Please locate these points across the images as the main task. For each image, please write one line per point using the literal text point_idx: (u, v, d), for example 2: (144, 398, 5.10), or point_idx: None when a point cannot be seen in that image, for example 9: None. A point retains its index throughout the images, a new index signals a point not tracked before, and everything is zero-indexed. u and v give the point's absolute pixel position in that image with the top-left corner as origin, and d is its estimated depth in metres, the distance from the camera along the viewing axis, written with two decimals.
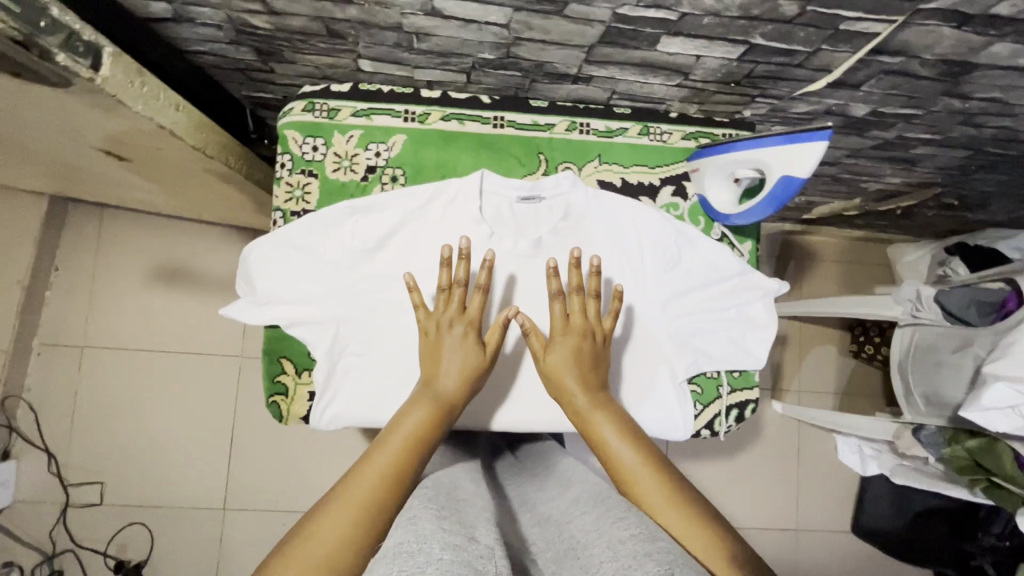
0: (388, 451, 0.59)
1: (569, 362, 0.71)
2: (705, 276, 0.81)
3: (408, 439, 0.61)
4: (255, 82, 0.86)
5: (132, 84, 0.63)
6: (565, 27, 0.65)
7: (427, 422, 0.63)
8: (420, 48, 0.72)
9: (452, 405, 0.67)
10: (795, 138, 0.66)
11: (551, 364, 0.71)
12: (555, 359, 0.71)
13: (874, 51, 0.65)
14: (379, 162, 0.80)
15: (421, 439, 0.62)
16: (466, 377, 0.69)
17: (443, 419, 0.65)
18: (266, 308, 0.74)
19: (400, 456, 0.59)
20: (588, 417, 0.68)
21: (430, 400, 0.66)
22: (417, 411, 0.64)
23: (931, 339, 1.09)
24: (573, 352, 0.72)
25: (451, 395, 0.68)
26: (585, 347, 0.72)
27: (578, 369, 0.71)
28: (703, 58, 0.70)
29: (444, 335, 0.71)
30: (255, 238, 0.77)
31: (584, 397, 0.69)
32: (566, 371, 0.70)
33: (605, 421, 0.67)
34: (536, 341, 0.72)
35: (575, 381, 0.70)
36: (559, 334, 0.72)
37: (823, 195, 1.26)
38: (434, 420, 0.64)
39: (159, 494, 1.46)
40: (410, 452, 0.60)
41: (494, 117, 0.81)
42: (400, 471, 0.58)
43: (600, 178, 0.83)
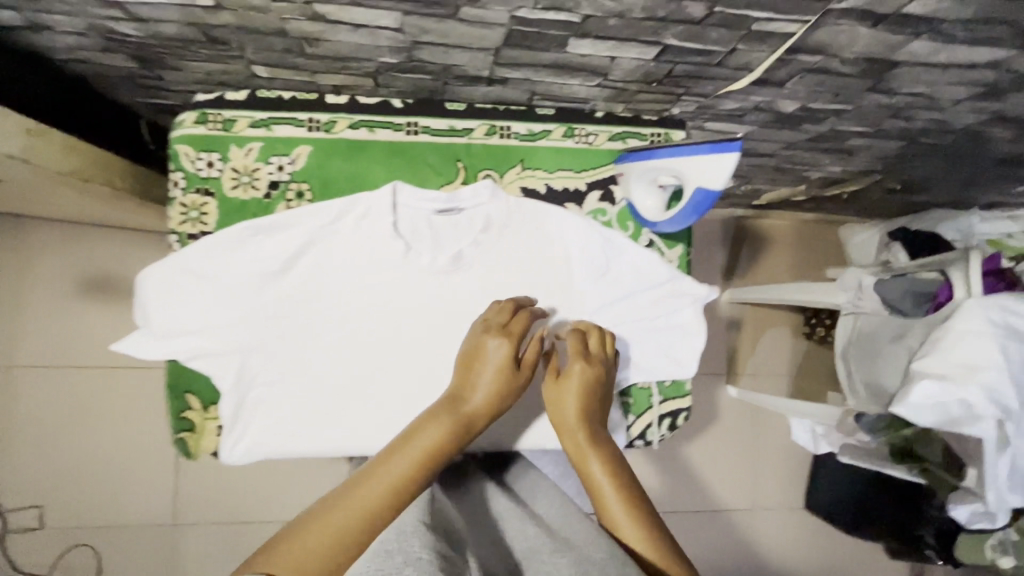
0: (396, 463, 0.58)
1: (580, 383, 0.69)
2: (635, 284, 0.78)
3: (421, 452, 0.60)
4: (146, 90, 0.78)
5: None
6: (463, 30, 0.59)
7: (441, 441, 0.62)
8: (314, 53, 0.66)
9: (470, 426, 0.65)
10: (721, 146, 0.63)
11: (564, 386, 0.70)
12: (569, 383, 0.70)
13: (792, 49, 0.61)
14: (282, 177, 0.73)
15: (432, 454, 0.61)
16: (497, 389, 0.68)
17: (460, 438, 0.64)
18: (164, 341, 0.69)
19: (406, 470, 0.58)
20: (582, 443, 0.67)
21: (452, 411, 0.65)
22: (433, 428, 0.62)
23: (871, 327, 1.09)
24: (587, 380, 0.70)
25: (477, 407, 0.66)
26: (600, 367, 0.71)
27: (586, 398, 0.69)
28: (618, 59, 0.65)
29: (478, 343, 0.69)
30: (151, 265, 0.71)
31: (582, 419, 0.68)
32: (574, 398, 0.69)
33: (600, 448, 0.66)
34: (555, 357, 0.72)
35: (578, 400, 0.69)
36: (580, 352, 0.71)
37: (769, 184, 1.24)
38: (450, 435, 0.63)
39: (104, 514, 1.41)
40: (417, 470, 0.59)
41: (406, 123, 0.76)
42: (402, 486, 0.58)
43: (522, 185, 0.79)
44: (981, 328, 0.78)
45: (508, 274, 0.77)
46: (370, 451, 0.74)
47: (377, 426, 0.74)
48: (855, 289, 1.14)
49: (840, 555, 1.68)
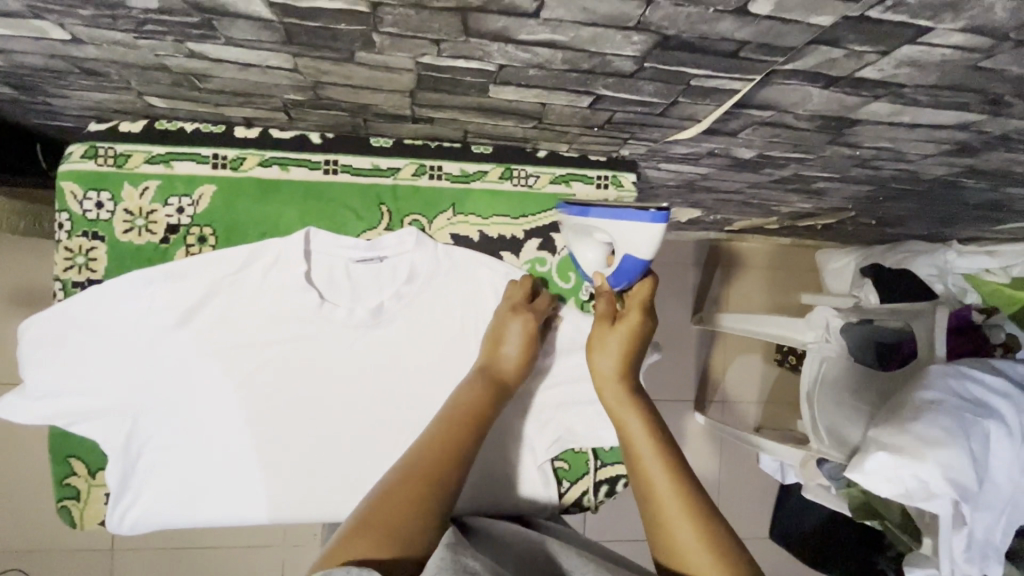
0: (441, 433, 0.59)
1: (621, 351, 0.66)
2: (569, 329, 0.72)
3: (463, 418, 0.61)
4: (37, 114, 0.70)
5: None
6: (367, 73, 0.52)
7: (479, 403, 0.63)
8: (208, 88, 0.58)
9: (506, 391, 0.66)
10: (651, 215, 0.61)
11: (606, 343, 0.67)
12: (610, 340, 0.67)
13: (739, 105, 0.54)
14: (182, 220, 0.66)
15: (473, 421, 0.61)
16: (529, 358, 0.67)
17: (498, 402, 0.64)
18: (42, 403, 0.62)
19: (450, 436, 0.59)
20: (619, 411, 0.65)
21: (485, 380, 0.65)
22: (469, 392, 0.64)
23: (837, 373, 1.04)
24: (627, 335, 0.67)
25: (511, 375, 0.66)
26: (645, 330, 0.68)
27: (627, 354, 0.67)
28: (550, 105, 0.58)
29: (509, 316, 0.67)
30: (32, 315, 0.64)
31: (620, 387, 0.66)
32: (616, 354, 0.66)
33: (638, 418, 0.64)
34: (605, 304, 0.68)
35: (618, 368, 0.66)
36: (630, 307, 0.68)
37: (738, 214, 1.18)
38: (487, 401, 0.63)
39: (35, 540, 1.33)
40: (462, 432, 0.60)
41: (325, 161, 0.69)
42: (457, 451, 0.58)
43: (454, 231, 0.72)
44: (940, 397, 0.76)
45: (432, 327, 0.70)
46: (277, 519, 0.68)
47: (284, 494, 0.68)
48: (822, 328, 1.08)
49: None
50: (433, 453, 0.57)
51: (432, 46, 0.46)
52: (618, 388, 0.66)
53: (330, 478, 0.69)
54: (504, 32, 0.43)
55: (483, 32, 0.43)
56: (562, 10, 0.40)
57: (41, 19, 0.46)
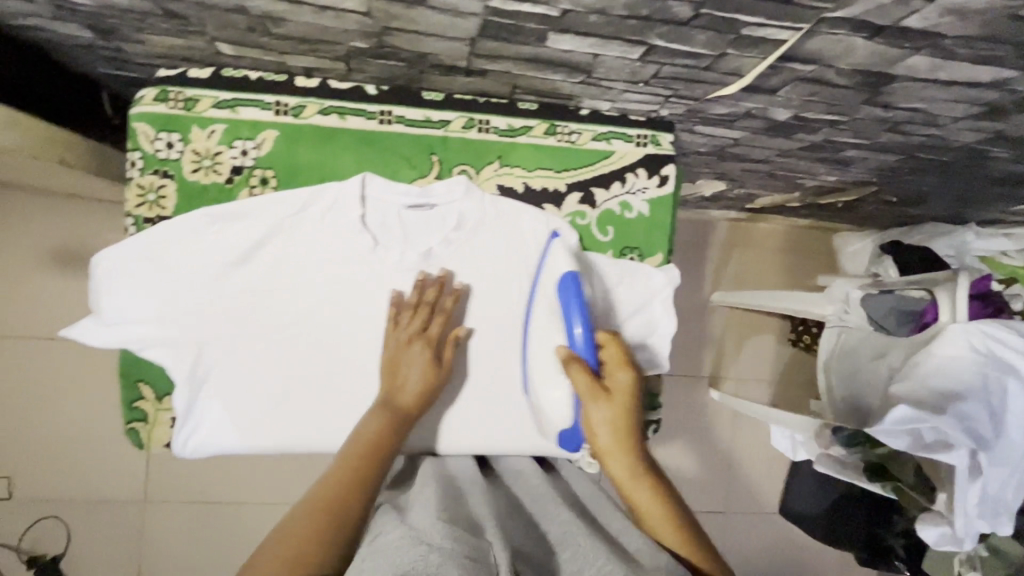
0: (349, 454, 0.59)
1: (616, 416, 0.63)
2: (610, 277, 0.76)
3: (366, 442, 0.61)
4: (106, 61, 0.74)
5: None
6: (434, 18, 0.56)
7: (381, 428, 0.63)
8: (279, 34, 0.62)
9: (408, 417, 0.65)
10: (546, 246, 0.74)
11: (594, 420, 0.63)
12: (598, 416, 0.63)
13: (784, 58, 0.57)
14: (246, 162, 0.70)
15: (382, 437, 0.62)
16: (427, 391, 0.67)
17: (400, 428, 0.64)
18: (117, 329, 0.67)
19: (359, 462, 0.58)
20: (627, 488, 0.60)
21: (385, 411, 0.65)
22: (372, 420, 0.63)
23: (855, 342, 1.06)
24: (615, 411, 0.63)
25: (409, 405, 0.66)
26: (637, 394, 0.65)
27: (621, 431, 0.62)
28: (601, 57, 0.62)
29: (405, 346, 0.69)
30: (105, 248, 0.68)
31: (616, 446, 0.62)
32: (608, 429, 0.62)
33: (637, 477, 0.60)
34: (578, 368, 0.64)
35: (612, 428, 0.62)
36: (615, 362, 0.66)
37: (763, 188, 1.20)
38: (387, 424, 0.63)
39: (72, 488, 1.38)
40: (366, 456, 0.59)
41: (380, 112, 0.72)
42: (362, 475, 0.57)
43: (500, 183, 0.76)
44: (958, 353, 0.80)
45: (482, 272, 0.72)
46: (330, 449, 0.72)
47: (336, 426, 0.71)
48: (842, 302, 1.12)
49: (806, 561, 1.69)
50: (339, 479, 0.56)
51: None
52: (619, 446, 0.61)
53: None
54: None
55: None
56: None
57: None
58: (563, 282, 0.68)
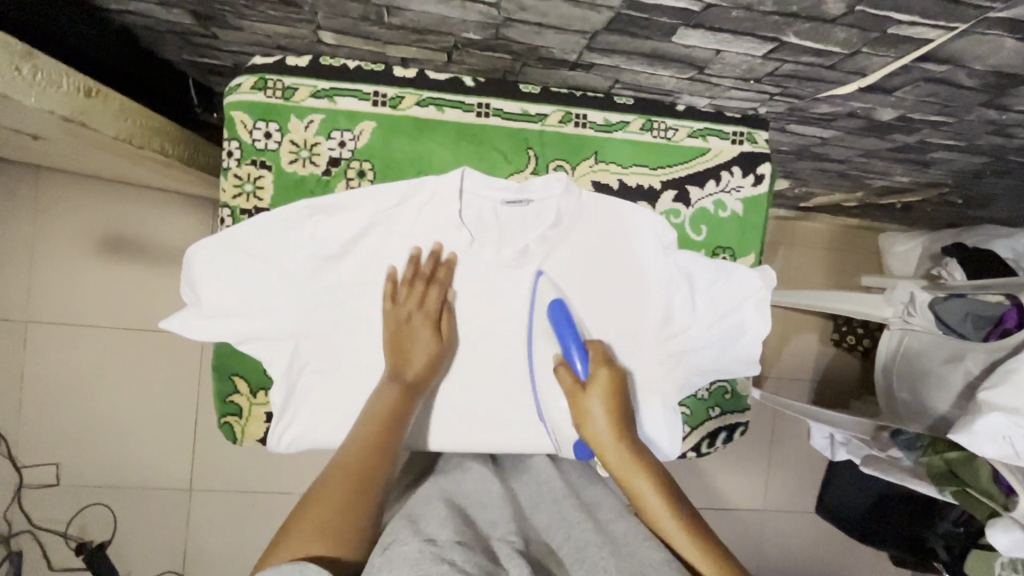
0: (358, 429, 0.60)
1: (608, 416, 0.65)
2: (704, 276, 0.74)
3: (368, 433, 0.60)
4: (196, 48, 0.72)
5: (16, 73, 0.45)
6: (565, 10, 0.54)
7: (393, 404, 0.63)
8: (391, 23, 0.60)
9: (419, 385, 0.66)
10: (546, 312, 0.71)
11: (590, 428, 0.65)
12: (594, 428, 0.65)
13: (920, 58, 0.56)
14: (344, 153, 0.69)
15: (383, 424, 0.61)
16: (433, 360, 0.68)
17: (411, 398, 0.64)
18: (215, 322, 0.66)
19: (371, 433, 0.60)
20: (628, 475, 0.64)
21: (394, 382, 0.65)
22: (381, 392, 0.64)
23: (920, 345, 1.09)
24: (607, 410, 0.66)
25: (418, 372, 0.66)
26: (619, 391, 0.67)
27: (614, 427, 0.65)
28: (723, 53, 0.60)
29: (398, 325, 0.67)
30: (199, 239, 0.67)
31: (619, 453, 0.64)
32: (605, 431, 0.65)
33: (648, 482, 0.63)
34: (565, 377, 0.67)
35: (611, 428, 0.65)
36: (597, 365, 0.67)
37: (825, 188, 1.19)
38: (383, 418, 0.61)
39: (119, 475, 1.38)
40: (382, 428, 0.60)
41: (478, 104, 0.71)
42: (375, 446, 0.59)
43: (595, 179, 0.74)
44: None
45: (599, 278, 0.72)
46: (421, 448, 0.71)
47: (425, 425, 0.71)
48: (905, 304, 1.12)
49: (842, 559, 1.69)
50: (360, 451, 0.58)
51: None
52: (616, 456, 0.64)
53: (471, 411, 0.72)
54: None
55: None
56: None
57: None
58: (552, 305, 0.70)
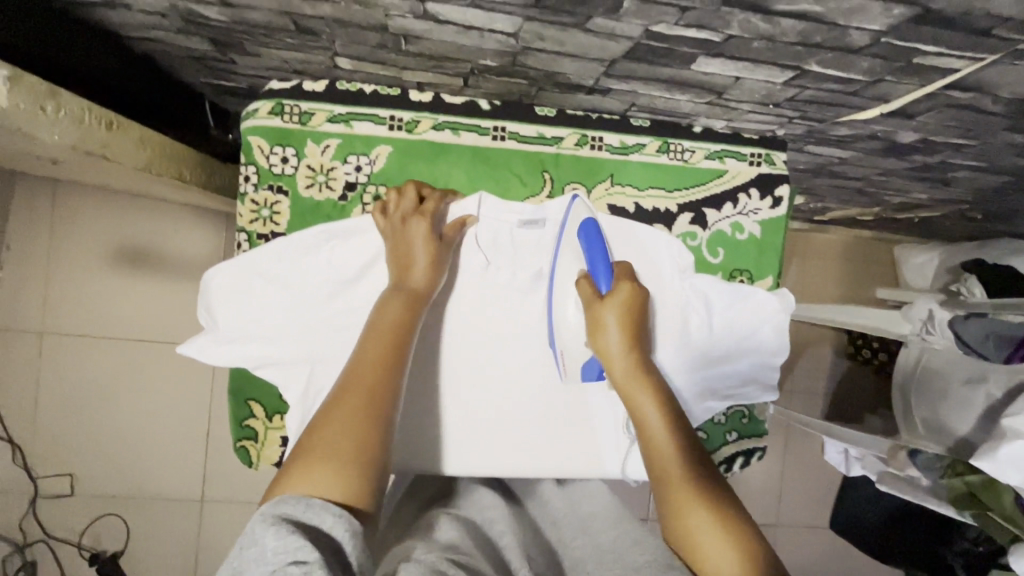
0: (367, 337, 0.57)
1: (625, 329, 0.65)
2: (721, 300, 0.73)
3: (380, 353, 0.56)
4: (213, 71, 0.73)
5: (44, 112, 0.46)
6: (584, 40, 0.54)
7: (402, 313, 0.60)
8: (408, 50, 0.60)
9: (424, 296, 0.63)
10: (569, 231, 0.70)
11: (603, 331, 0.65)
12: (609, 331, 0.64)
13: (946, 86, 0.55)
14: (360, 178, 0.69)
15: (395, 344, 0.57)
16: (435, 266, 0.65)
17: (419, 307, 0.62)
18: (231, 347, 0.66)
19: (380, 342, 0.57)
20: (632, 393, 0.63)
21: (400, 293, 0.62)
22: (388, 304, 0.60)
23: (939, 363, 1.10)
24: (627, 323, 0.65)
25: (422, 285, 0.63)
26: (644, 308, 0.66)
27: (631, 341, 0.64)
28: (743, 80, 0.59)
29: (397, 227, 0.65)
30: (217, 264, 0.67)
31: (628, 364, 0.64)
32: (619, 343, 0.64)
33: (653, 402, 0.62)
34: (585, 288, 0.67)
35: (626, 342, 0.64)
36: (620, 279, 0.67)
37: (841, 203, 1.17)
38: (394, 336, 0.57)
39: (132, 485, 1.39)
40: (393, 336, 0.58)
41: (494, 128, 0.70)
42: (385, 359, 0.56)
43: (611, 202, 0.74)
44: None
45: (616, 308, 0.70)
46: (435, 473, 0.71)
47: (435, 449, 0.70)
48: (924, 321, 1.09)
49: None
50: (368, 362, 0.55)
51: (676, 15, 0.47)
52: (631, 369, 0.64)
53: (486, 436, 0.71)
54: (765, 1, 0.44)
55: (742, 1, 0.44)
56: None
57: None
58: (582, 224, 0.69)
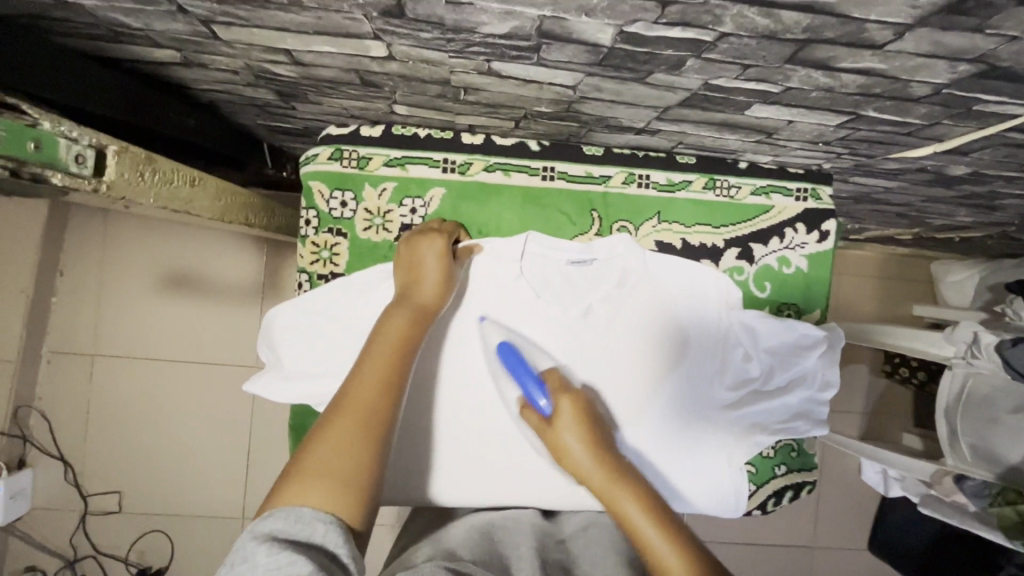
0: (379, 347, 0.57)
1: (578, 430, 0.62)
2: (769, 333, 0.73)
3: (387, 368, 0.55)
4: (272, 115, 0.76)
5: (142, 178, 0.51)
6: (641, 91, 0.55)
7: (409, 327, 0.60)
8: (466, 99, 0.62)
9: (432, 312, 0.63)
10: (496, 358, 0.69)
11: (557, 435, 0.62)
12: (562, 433, 0.62)
13: (1005, 129, 0.55)
14: (415, 219, 0.72)
15: (402, 359, 0.57)
16: (446, 283, 0.66)
17: (425, 323, 0.62)
18: (294, 384, 0.68)
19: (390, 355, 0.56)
20: (611, 496, 0.57)
21: (409, 307, 0.62)
22: (397, 318, 0.60)
23: (985, 392, 1.06)
24: (580, 420, 0.62)
25: (431, 301, 0.64)
26: (588, 407, 0.64)
27: (587, 434, 0.61)
28: (795, 123, 0.60)
29: (419, 239, 0.67)
30: (280, 303, 0.70)
31: (599, 469, 0.59)
32: (578, 445, 0.61)
33: (632, 498, 0.56)
34: (528, 415, 0.66)
35: (586, 445, 0.60)
36: (553, 393, 0.65)
37: (879, 224, 1.16)
38: (401, 352, 0.57)
39: (175, 503, 1.43)
40: (401, 349, 0.57)
41: (543, 168, 0.72)
42: (393, 374, 0.55)
43: (658, 239, 0.75)
44: None
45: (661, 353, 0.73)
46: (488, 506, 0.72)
47: (486, 482, 0.71)
48: (967, 344, 1.04)
49: None
50: (373, 375, 0.54)
51: (737, 71, 0.48)
52: (603, 478, 0.58)
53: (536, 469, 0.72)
54: (829, 59, 0.45)
55: (805, 60, 0.45)
56: (911, 43, 0.41)
57: (376, 40, 0.50)
58: (500, 349, 0.68)
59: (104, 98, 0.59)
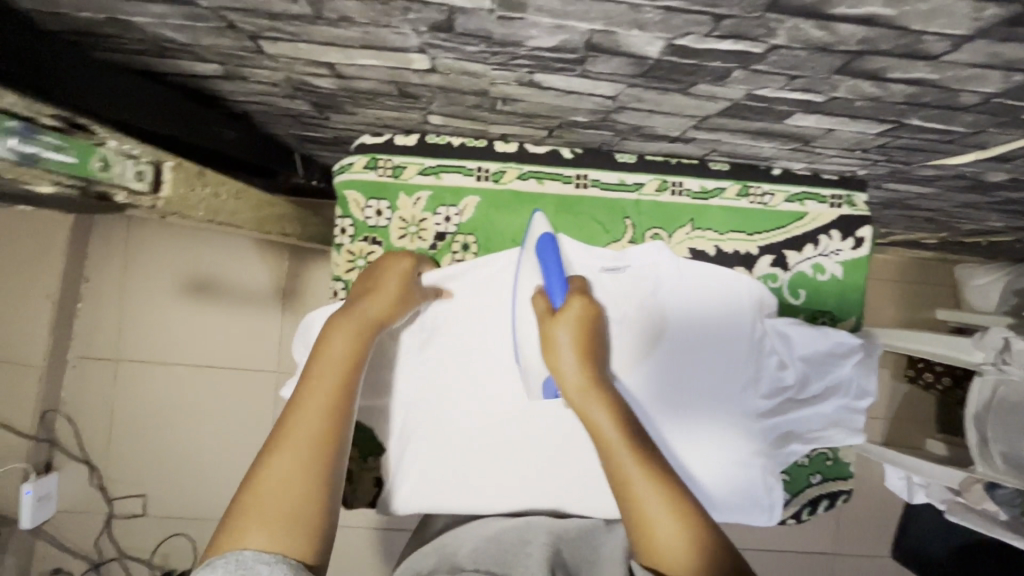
0: (315, 375, 0.55)
1: (573, 334, 0.64)
2: (804, 342, 0.73)
3: (325, 396, 0.53)
4: (304, 125, 0.76)
5: None
6: (682, 101, 0.55)
7: (353, 345, 0.58)
8: (502, 109, 0.62)
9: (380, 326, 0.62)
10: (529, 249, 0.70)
11: (551, 332, 0.64)
12: (556, 331, 0.64)
13: None
14: (449, 228, 0.72)
15: (344, 381, 0.55)
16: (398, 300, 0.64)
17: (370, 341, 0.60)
18: None
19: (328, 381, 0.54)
20: (584, 403, 0.60)
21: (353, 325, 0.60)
22: (338, 338, 0.58)
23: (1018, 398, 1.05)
24: (573, 326, 0.65)
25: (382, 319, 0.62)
26: (588, 315, 0.66)
27: (578, 342, 0.64)
28: (835, 131, 0.59)
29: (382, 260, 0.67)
30: (315, 309, 0.71)
31: (581, 376, 0.62)
32: (567, 348, 0.63)
33: (604, 408, 0.59)
34: (540, 303, 0.67)
35: (577, 357, 0.63)
36: (572, 292, 0.67)
37: (905, 229, 1.15)
38: (343, 373, 0.55)
39: (197, 506, 1.44)
40: (342, 372, 0.56)
41: (576, 176, 0.72)
42: (332, 400, 0.53)
43: (691, 247, 0.75)
44: None
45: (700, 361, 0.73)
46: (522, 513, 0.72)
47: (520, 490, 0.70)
48: (998, 349, 1.03)
49: None
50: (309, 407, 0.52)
51: (784, 81, 0.48)
52: (584, 383, 0.61)
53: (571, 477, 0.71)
54: (880, 70, 0.44)
55: (856, 71, 0.45)
56: (967, 54, 0.41)
57: (420, 53, 0.50)
58: (540, 240, 0.69)
59: (153, 111, 0.60)
